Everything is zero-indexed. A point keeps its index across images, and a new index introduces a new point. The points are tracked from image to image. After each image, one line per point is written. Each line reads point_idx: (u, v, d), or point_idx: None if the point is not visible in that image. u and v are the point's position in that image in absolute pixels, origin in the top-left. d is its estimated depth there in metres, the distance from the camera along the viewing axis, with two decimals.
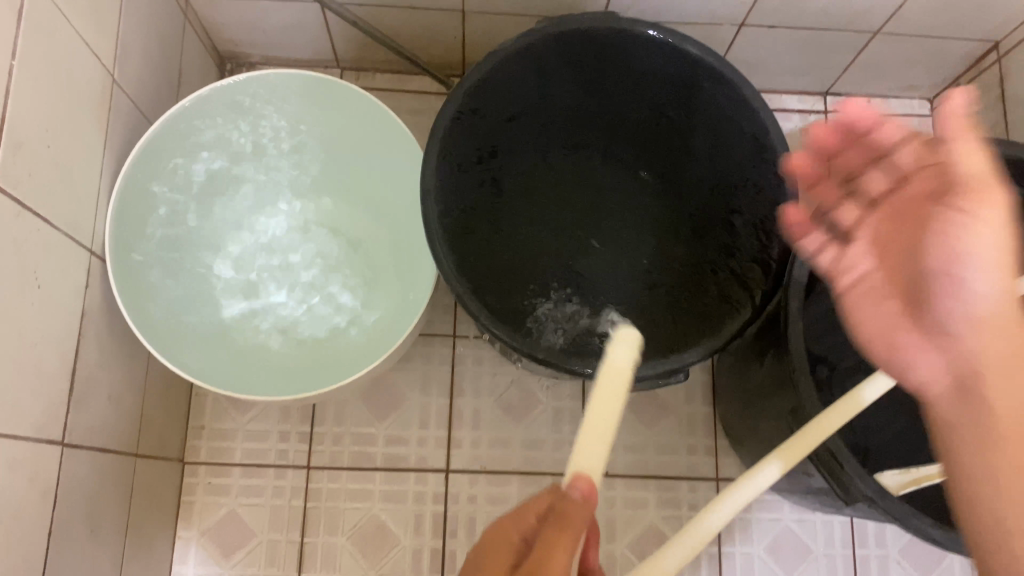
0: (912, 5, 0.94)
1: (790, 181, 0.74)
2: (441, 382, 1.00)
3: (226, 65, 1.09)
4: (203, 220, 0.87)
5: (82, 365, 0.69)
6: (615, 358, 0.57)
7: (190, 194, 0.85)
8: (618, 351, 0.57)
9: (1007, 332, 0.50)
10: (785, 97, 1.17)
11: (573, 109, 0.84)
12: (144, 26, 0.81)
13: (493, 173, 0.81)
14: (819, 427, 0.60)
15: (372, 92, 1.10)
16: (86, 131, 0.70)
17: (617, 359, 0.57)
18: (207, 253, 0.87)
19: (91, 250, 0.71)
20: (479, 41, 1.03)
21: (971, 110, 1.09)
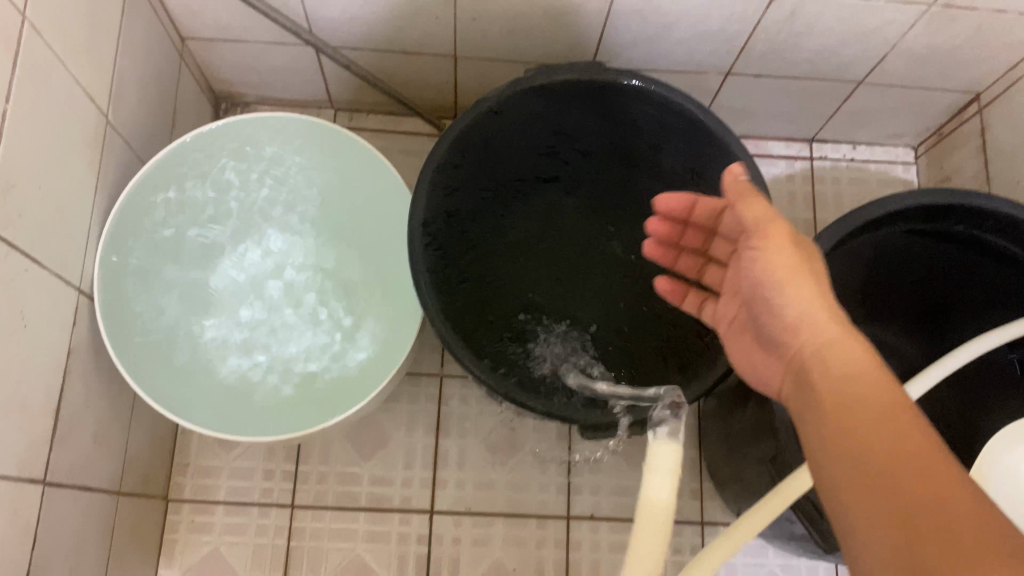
0: (894, 57, 0.97)
1: None
2: (427, 422, 1.00)
3: (221, 104, 1.10)
4: (192, 253, 0.88)
5: (67, 403, 0.70)
6: (654, 491, 0.51)
7: (178, 228, 0.85)
8: (655, 482, 0.52)
9: (826, 347, 0.50)
10: (771, 143, 1.19)
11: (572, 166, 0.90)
12: (138, 67, 0.82)
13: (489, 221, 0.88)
14: (785, 494, 0.60)
15: (365, 132, 1.11)
16: (78, 172, 0.71)
17: (656, 489, 0.52)
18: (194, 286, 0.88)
19: (79, 288, 0.72)
20: (470, 85, 1.05)
21: (953, 159, 1.11)
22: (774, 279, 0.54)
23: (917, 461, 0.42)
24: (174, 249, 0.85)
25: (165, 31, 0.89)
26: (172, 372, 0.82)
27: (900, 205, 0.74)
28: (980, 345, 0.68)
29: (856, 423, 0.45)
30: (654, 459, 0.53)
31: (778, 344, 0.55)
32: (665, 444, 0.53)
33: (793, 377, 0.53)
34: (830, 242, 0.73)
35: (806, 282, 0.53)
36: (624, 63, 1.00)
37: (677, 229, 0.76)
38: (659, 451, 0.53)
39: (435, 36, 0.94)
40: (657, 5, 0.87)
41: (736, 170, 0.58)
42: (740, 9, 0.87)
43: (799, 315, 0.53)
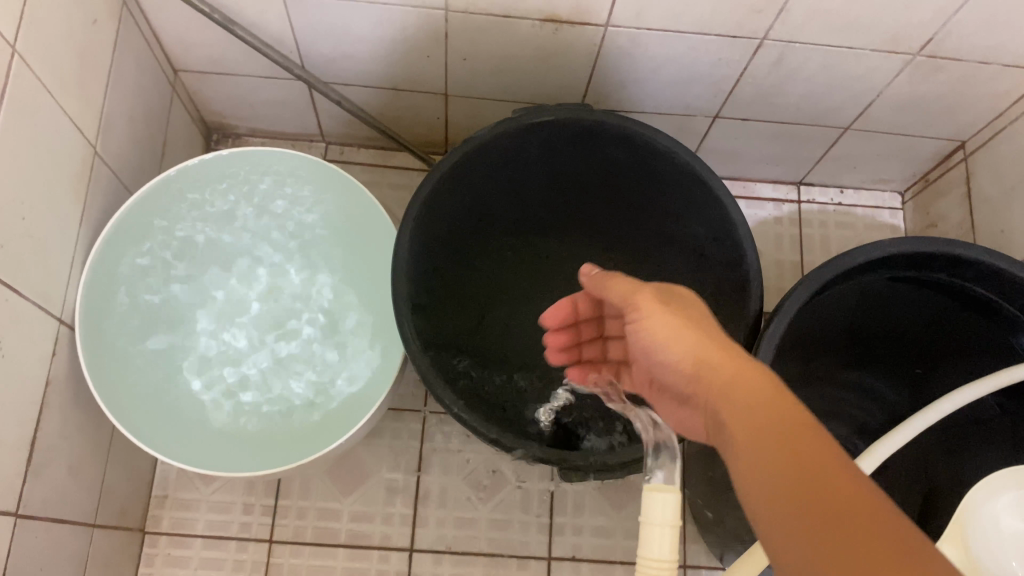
0: (879, 105, 0.98)
1: (754, 267, 0.75)
2: (409, 459, 1.00)
3: (212, 135, 1.11)
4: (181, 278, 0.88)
5: (43, 434, 0.69)
6: (653, 553, 0.45)
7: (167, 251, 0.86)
8: (654, 542, 0.45)
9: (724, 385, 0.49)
10: (759, 186, 1.20)
11: (564, 208, 0.92)
12: (128, 99, 0.83)
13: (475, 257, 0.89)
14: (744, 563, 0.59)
15: (356, 166, 1.12)
16: (63, 203, 0.71)
17: (655, 549, 0.45)
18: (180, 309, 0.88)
19: (60, 319, 0.71)
20: (461, 122, 1.06)
21: (939, 206, 1.12)
22: (660, 343, 0.55)
23: (847, 501, 0.38)
24: (162, 273, 0.86)
25: (157, 63, 0.90)
26: (149, 397, 0.82)
27: (887, 251, 0.75)
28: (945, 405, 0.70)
29: (782, 466, 0.41)
30: (650, 516, 0.46)
31: (688, 398, 0.54)
32: (664, 495, 0.46)
33: (710, 423, 0.50)
34: (816, 285, 0.73)
35: (691, 336, 0.53)
36: (612, 105, 1.01)
37: (573, 330, 0.82)
38: (655, 508, 0.46)
39: (426, 75, 0.95)
40: (645, 49, 0.88)
41: (589, 270, 0.68)
42: (727, 54, 0.88)
43: (701, 360, 0.51)
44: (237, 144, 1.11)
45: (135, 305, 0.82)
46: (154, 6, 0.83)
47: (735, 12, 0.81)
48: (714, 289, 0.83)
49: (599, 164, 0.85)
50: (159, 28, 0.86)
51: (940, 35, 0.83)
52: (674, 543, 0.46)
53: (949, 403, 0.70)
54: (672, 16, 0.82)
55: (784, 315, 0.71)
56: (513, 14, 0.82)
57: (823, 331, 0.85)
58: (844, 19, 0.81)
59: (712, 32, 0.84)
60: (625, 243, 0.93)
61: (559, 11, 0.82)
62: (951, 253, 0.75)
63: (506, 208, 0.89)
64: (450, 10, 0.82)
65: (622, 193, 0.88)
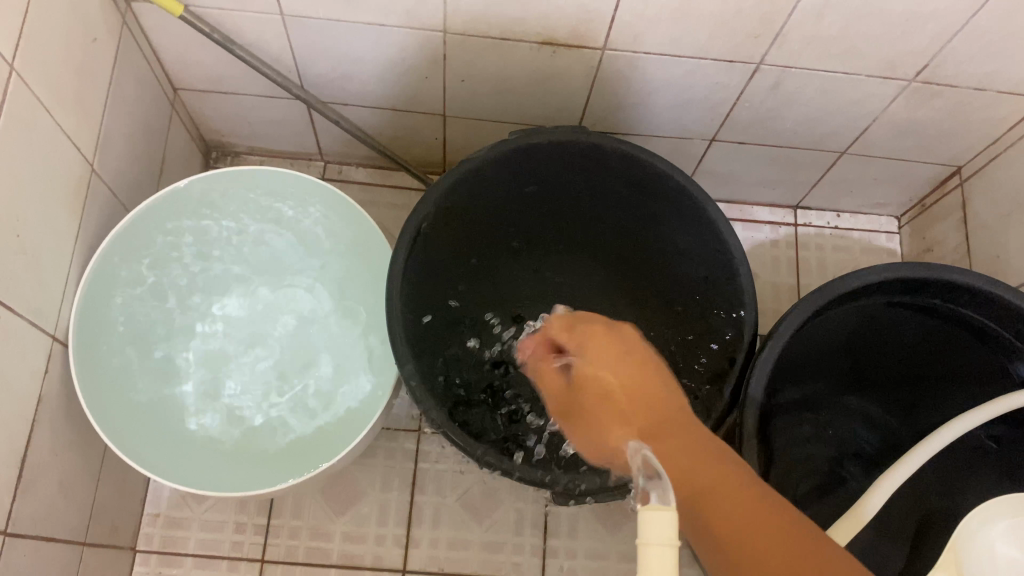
0: (875, 130, 0.98)
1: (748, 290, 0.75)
2: (402, 479, 0.99)
3: (211, 153, 1.12)
4: (178, 300, 0.89)
5: (34, 452, 0.69)
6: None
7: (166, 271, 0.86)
8: (654, 567, 0.37)
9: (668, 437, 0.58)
10: (756, 209, 1.21)
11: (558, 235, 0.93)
12: (127, 117, 0.83)
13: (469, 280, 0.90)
14: None
15: (354, 185, 1.13)
16: (59, 220, 0.71)
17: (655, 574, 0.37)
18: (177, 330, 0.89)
19: (53, 335, 0.71)
20: (459, 143, 1.07)
21: (936, 231, 1.12)
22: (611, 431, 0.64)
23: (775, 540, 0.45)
24: (160, 293, 0.86)
25: (157, 82, 0.90)
26: (144, 414, 0.82)
27: (882, 276, 0.75)
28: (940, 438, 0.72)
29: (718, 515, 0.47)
30: (647, 535, 0.38)
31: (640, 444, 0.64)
32: (657, 509, 0.38)
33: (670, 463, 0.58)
34: (811, 309, 0.73)
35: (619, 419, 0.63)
36: (608, 127, 1.01)
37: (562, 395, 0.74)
38: (652, 525, 0.37)
39: (425, 96, 0.95)
40: (642, 73, 0.89)
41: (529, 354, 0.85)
42: (723, 79, 0.89)
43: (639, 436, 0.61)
44: (235, 161, 1.12)
45: (132, 323, 0.83)
46: (154, 25, 0.83)
47: (731, 37, 0.81)
48: (709, 314, 0.83)
49: (593, 188, 0.85)
50: (159, 47, 0.87)
51: (935, 62, 0.84)
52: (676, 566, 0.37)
53: (948, 433, 0.73)
54: (668, 41, 0.82)
55: (780, 338, 0.71)
56: (511, 37, 0.83)
57: (819, 356, 0.84)
58: (839, 45, 0.82)
59: (708, 57, 0.85)
60: (619, 272, 0.93)
61: (555, 35, 0.82)
62: (946, 278, 0.76)
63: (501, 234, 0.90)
64: (448, 32, 0.83)
65: (617, 217, 0.88)
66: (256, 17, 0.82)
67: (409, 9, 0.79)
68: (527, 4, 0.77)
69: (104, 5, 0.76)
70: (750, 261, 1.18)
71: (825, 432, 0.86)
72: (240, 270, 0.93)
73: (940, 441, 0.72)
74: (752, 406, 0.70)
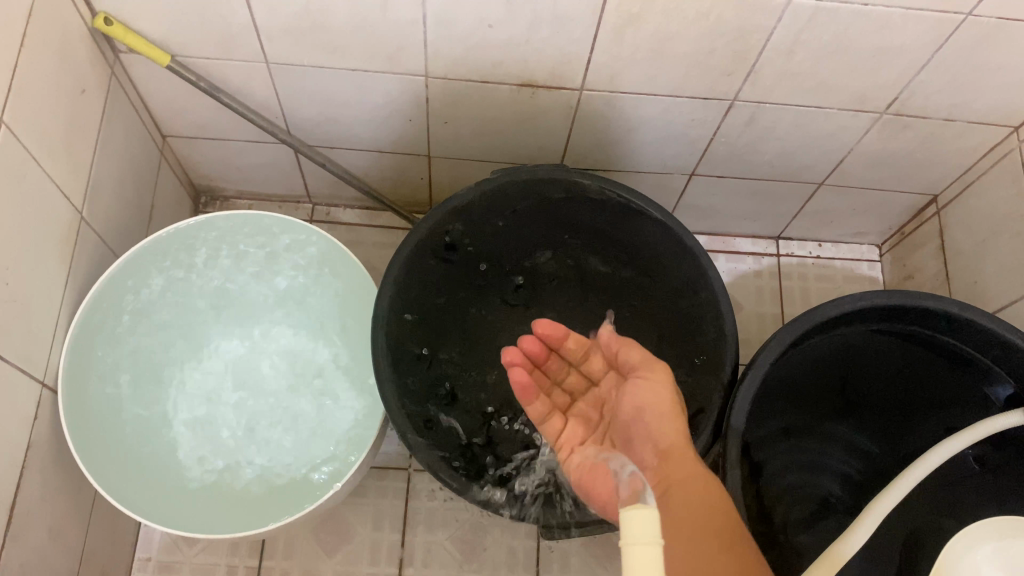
0: (850, 161, 1.00)
1: (726, 315, 0.77)
2: (393, 517, 1.00)
3: (201, 198, 1.13)
4: (176, 341, 0.91)
5: (23, 497, 0.69)
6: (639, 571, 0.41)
7: (164, 313, 0.88)
8: (638, 560, 0.41)
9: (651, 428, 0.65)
10: (738, 241, 1.23)
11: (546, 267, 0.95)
12: (116, 165, 0.85)
13: (461, 314, 0.92)
14: None
15: (342, 226, 1.14)
16: (48, 267, 0.72)
17: (641, 567, 0.41)
18: (176, 370, 0.91)
19: (42, 381, 0.72)
20: (444, 183, 1.09)
21: (915, 258, 1.14)
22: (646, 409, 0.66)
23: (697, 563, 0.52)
24: (156, 336, 0.88)
25: (146, 130, 0.92)
26: (141, 455, 0.83)
27: (859, 304, 0.77)
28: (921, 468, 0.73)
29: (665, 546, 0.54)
30: (629, 535, 0.43)
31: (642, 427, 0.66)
32: (639, 511, 0.43)
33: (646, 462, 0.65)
34: (789, 338, 0.74)
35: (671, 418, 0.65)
36: (590, 164, 1.03)
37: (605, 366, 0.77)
38: (637, 523, 0.42)
39: (408, 138, 0.97)
40: (621, 111, 0.91)
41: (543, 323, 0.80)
42: (700, 115, 0.91)
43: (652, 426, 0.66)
44: (224, 206, 1.13)
45: (128, 366, 0.85)
46: (143, 75, 0.85)
47: (706, 75, 0.84)
48: (691, 343, 0.85)
49: (575, 219, 0.88)
50: (147, 96, 0.89)
51: (906, 94, 0.86)
52: (658, 560, 0.42)
53: (935, 457, 0.74)
54: (644, 80, 0.85)
55: (759, 368, 0.73)
56: (491, 80, 0.85)
57: (805, 379, 0.85)
58: (811, 80, 0.84)
59: (684, 94, 0.87)
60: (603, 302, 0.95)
61: (535, 77, 0.85)
62: (922, 305, 0.77)
63: (488, 270, 0.92)
64: (430, 76, 0.85)
65: (599, 247, 0.90)
66: (241, 65, 0.84)
67: (391, 55, 0.81)
68: (506, 47, 0.80)
69: (92, 57, 0.78)
70: (733, 293, 1.20)
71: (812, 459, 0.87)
72: (230, 309, 0.94)
73: (926, 466, 0.73)
74: (734, 436, 0.71)
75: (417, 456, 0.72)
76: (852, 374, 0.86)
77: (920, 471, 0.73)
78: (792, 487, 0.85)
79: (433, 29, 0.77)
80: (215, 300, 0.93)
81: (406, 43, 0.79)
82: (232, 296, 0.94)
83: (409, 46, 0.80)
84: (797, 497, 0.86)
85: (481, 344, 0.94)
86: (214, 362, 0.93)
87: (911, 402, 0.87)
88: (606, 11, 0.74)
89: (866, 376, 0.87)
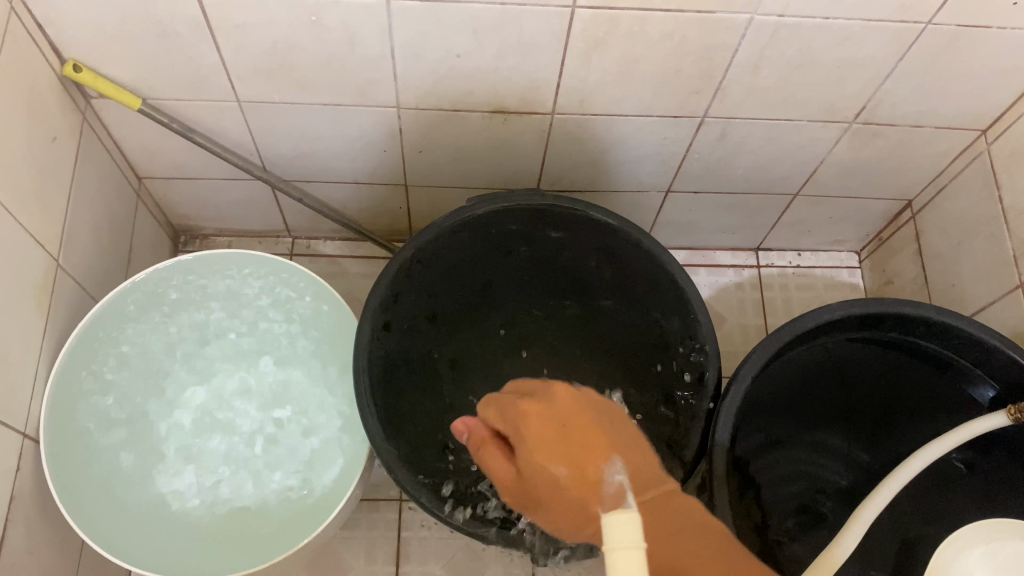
0: (824, 171, 1.01)
1: (704, 326, 0.78)
2: (387, 549, 0.99)
3: (180, 238, 1.13)
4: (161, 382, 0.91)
5: (10, 550, 0.69)
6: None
7: (144, 361, 0.88)
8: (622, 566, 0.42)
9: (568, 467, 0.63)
10: (718, 254, 1.23)
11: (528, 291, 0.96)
12: (91, 210, 0.85)
13: (443, 354, 0.92)
14: None
15: (323, 258, 1.14)
16: (27, 315, 0.72)
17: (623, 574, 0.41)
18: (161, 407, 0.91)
19: (24, 431, 0.72)
20: (423, 211, 1.09)
21: (894, 263, 1.15)
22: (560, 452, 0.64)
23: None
24: (143, 373, 0.89)
25: (121, 173, 0.93)
26: (124, 492, 0.83)
27: (836, 314, 0.77)
28: (902, 475, 0.74)
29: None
30: (611, 541, 0.43)
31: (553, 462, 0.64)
32: (619, 516, 0.44)
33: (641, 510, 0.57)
34: (769, 351, 0.75)
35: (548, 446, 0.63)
36: (568, 186, 1.03)
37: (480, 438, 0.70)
38: (616, 529, 0.43)
39: (385, 169, 0.98)
40: (592, 133, 0.91)
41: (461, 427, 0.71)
42: (672, 134, 0.92)
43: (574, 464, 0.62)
44: (204, 244, 1.13)
45: (113, 407, 0.84)
46: (115, 120, 0.86)
47: (673, 94, 0.84)
48: (672, 360, 0.85)
49: (550, 241, 0.88)
50: (121, 140, 0.89)
51: (873, 103, 0.87)
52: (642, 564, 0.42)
53: (918, 462, 0.74)
54: (615, 102, 0.85)
55: (741, 382, 0.73)
56: (462, 108, 0.86)
57: (791, 389, 0.85)
58: (778, 95, 0.85)
59: (655, 113, 0.88)
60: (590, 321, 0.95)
61: (505, 103, 0.85)
62: (900, 311, 0.77)
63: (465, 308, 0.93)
64: (402, 107, 0.85)
65: (576, 266, 0.91)
66: (212, 106, 0.84)
67: (361, 88, 0.82)
68: (475, 76, 0.80)
69: (63, 104, 0.78)
70: (716, 306, 1.20)
71: (801, 470, 0.87)
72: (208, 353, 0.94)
73: (908, 472, 0.74)
74: (719, 452, 0.71)
75: (406, 487, 0.72)
76: (837, 383, 0.87)
77: (902, 474, 0.74)
78: (784, 497, 0.85)
79: (401, 62, 0.78)
80: (190, 345, 0.93)
81: (375, 76, 0.80)
82: (209, 338, 0.94)
83: (379, 79, 0.80)
84: (790, 507, 0.85)
85: (464, 368, 0.95)
86: (202, 403, 0.94)
87: (898, 407, 0.87)
88: (572, 36, 0.75)
89: (851, 385, 0.87)
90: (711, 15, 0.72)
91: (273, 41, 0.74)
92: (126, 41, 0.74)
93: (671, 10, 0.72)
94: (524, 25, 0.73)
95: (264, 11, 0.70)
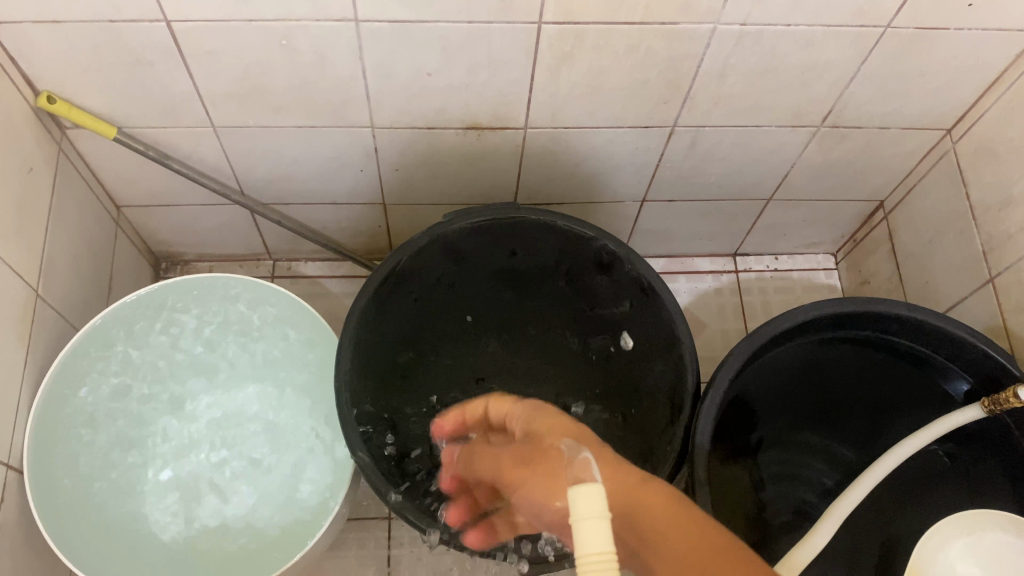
0: (796, 175, 1.03)
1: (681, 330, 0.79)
2: (377, 565, 1.00)
3: (161, 264, 1.13)
4: (154, 403, 0.92)
5: None
6: (588, 548, 0.36)
7: (130, 386, 0.89)
8: (587, 536, 0.37)
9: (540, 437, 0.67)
10: (697, 260, 1.25)
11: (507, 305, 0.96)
12: (70, 240, 0.86)
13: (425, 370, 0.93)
14: None
15: (304, 279, 1.15)
16: (7, 345, 0.73)
17: (589, 541, 0.36)
18: (157, 425, 0.92)
19: (6, 462, 0.73)
20: (402, 229, 1.10)
21: (869, 263, 1.17)
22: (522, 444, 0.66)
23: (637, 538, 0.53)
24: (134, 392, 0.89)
25: (99, 203, 0.93)
26: (112, 518, 0.83)
27: (810, 315, 0.78)
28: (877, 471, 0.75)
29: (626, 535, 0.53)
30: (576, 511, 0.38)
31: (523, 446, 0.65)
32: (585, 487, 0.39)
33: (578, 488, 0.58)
34: (746, 354, 0.76)
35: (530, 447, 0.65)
36: (545, 199, 1.04)
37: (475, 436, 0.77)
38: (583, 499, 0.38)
39: (362, 189, 0.99)
40: (565, 145, 0.93)
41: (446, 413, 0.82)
42: (644, 144, 0.93)
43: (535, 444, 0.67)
44: (185, 269, 1.14)
45: (98, 438, 0.85)
46: (92, 150, 0.86)
47: (643, 105, 0.86)
48: (651, 368, 0.86)
49: (526, 254, 0.89)
50: (98, 169, 0.90)
51: (839, 107, 0.89)
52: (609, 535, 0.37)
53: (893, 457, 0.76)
54: (586, 115, 0.87)
55: (719, 386, 0.74)
56: (436, 126, 0.87)
57: (769, 391, 0.86)
58: (745, 101, 0.87)
59: (625, 125, 0.89)
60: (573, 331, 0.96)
61: (478, 119, 0.86)
62: (873, 309, 0.79)
63: (442, 323, 0.94)
64: (376, 127, 0.86)
65: (553, 277, 0.92)
66: (188, 132, 0.85)
67: (336, 110, 0.83)
68: (447, 93, 0.81)
69: (39, 135, 0.79)
70: (696, 312, 1.22)
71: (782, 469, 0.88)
72: (196, 376, 0.95)
73: (884, 467, 0.75)
74: (701, 454, 0.71)
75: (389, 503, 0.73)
76: (815, 383, 0.88)
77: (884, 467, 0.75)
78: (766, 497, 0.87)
79: (374, 81, 0.79)
80: (177, 367, 0.93)
81: (347, 97, 0.81)
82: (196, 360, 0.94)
83: (353, 99, 0.81)
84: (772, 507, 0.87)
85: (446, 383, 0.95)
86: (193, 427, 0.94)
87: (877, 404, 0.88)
88: (539, 51, 0.76)
89: (830, 385, 0.88)
90: (674, 26, 0.74)
91: (245, 64, 0.75)
92: (97, 70, 0.75)
93: (636, 23, 0.73)
94: (492, 41, 0.74)
95: (235, 36, 0.71)
